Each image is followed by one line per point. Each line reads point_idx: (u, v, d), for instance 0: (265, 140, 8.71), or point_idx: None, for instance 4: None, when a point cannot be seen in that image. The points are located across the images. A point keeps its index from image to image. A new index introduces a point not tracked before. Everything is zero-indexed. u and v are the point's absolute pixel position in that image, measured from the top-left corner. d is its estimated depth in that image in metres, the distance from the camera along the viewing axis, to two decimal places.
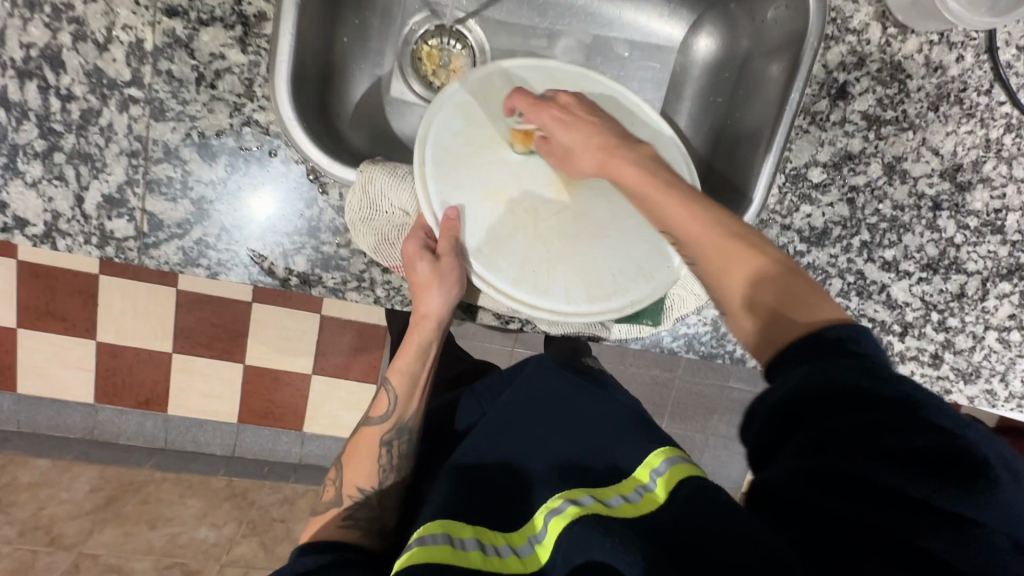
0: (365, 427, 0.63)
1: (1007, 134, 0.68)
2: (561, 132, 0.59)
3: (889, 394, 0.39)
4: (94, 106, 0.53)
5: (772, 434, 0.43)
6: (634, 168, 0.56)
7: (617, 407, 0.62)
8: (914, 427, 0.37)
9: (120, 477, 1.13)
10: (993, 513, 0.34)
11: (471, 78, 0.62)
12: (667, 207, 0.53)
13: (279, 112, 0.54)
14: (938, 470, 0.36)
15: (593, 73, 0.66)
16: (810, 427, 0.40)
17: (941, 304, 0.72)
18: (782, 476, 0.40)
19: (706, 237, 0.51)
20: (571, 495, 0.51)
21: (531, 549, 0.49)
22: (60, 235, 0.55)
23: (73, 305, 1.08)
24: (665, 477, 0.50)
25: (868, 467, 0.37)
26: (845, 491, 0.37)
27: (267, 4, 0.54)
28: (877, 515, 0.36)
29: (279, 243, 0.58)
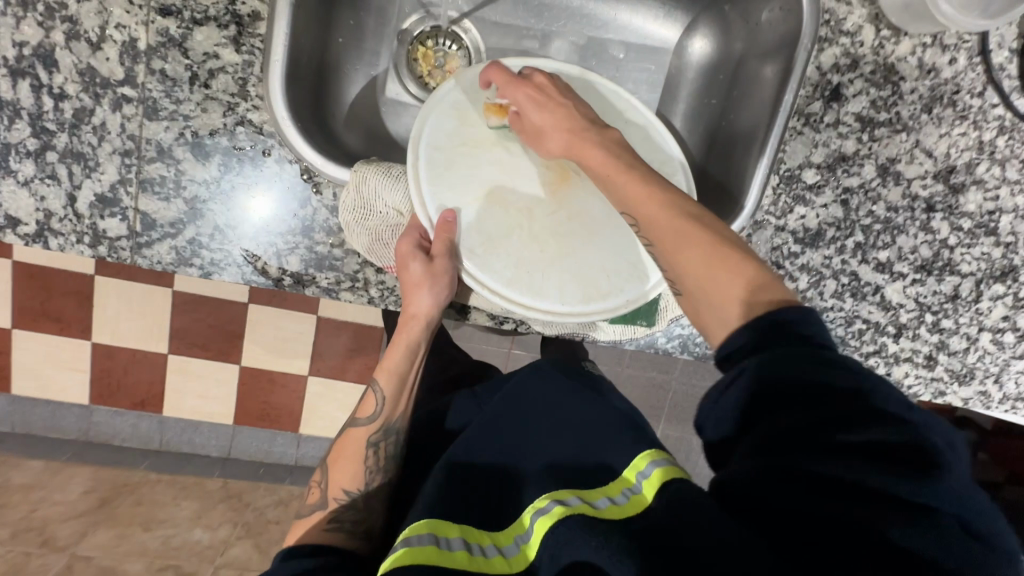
0: (352, 428, 0.62)
1: (1001, 136, 0.69)
2: (533, 109, 0.59)
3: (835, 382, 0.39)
4: (87, 105, 0.52)
5: (729, 433, 0.43)
6: (600, 151, 0.56)
7: (607, 411, 0.62)
8: (863, 418, 0.38)
9: (115, 479, 1.12)
10: (936, 494, 0.35)
11: (466, 77, 0.62)
12: (633, 191, 0.52)
13: (273, 111, 0.54)
14: (884, 457, 0.36)
15: (588, 74, 0.66)
16: (760, 425, 0.40)
17: (935, 306, 0.72)
18: (744, 477, 0.39)
19: (667, 224, 0.49)
20: (557, 495, 0.51)
21: (517, 549, 0.50)
22: (52, 234, 0.55)
23: (68, 306, 1.08)
24: (649, 480, 0.50)
25: (819, 458, 0.37)
26: (806, 487, 0.36)
27: (261, 3, 0.54)
28: (832, 507, 0.35)
29: (272, 242, 0.58)
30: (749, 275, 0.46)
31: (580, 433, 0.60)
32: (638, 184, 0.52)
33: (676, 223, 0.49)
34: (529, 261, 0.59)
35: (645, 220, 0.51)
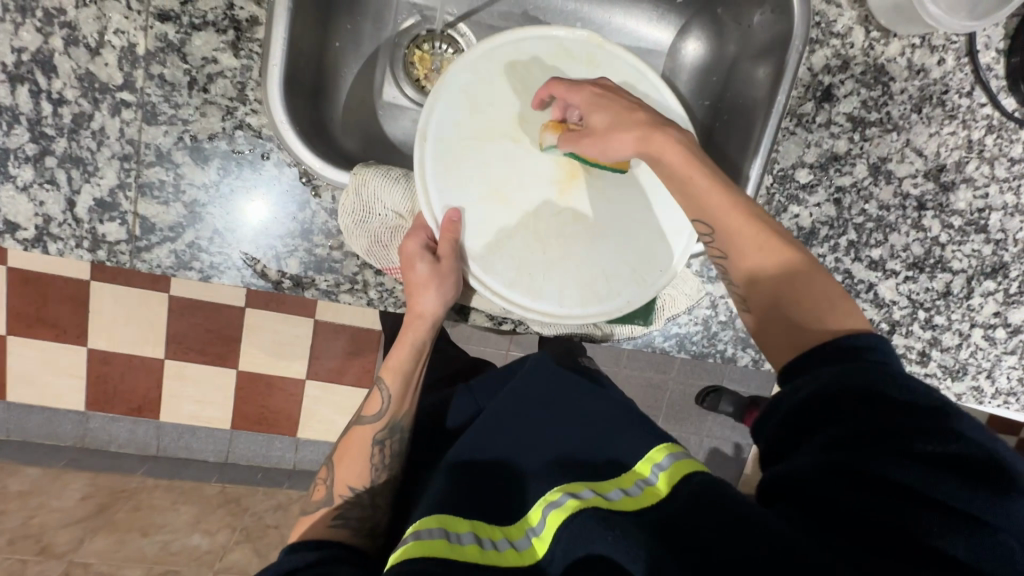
0: (357, 425, 0.63)
1: (989, 135, 0.70)
2: (604, 118, 0.56)
3: (903, 397, 0.43)
4: (85, 110, 0.53)
5: (791, 431, 0.46)
6: (678, 150, 0.52)
7: (617, 406, 0.63)
8: (929, 435, 0.41)
9: (112, 485, 1.11)
10: (1011, 516, 0.37)
11: (478, 58, 0.61)
12: (710, 198, 0.52)
13: (271, 114, 0.55)
14: (953, 472, 0.39)
15: (606, 44, 0.64)
16: (827, 427, 0.43)
17: (928, 303, 0.74)
18: (809, 468, 0.42)
19: (772, 249, 0.51)
20: (571, 489, 0.52)
21: (529, 542, 0.50)
22: (51, 238, 0.55)
23: (65, 311, 1.08)
24: (666, 471, 0.51)
25: (893, 463, 0.40)
26: (871, 488, 0.39)
27: (259, 8, 0.55)
28: (890, 510, 0.38)
29: (271, 245, 0.58)
30: (827, 299, 0.50)
31: (585, 428, 0.60)
32: (722, 195, 0.52)
33: (763, 233, 0.51)
34: (534, 260, 0.60)
35: (732, 231, 0.52)
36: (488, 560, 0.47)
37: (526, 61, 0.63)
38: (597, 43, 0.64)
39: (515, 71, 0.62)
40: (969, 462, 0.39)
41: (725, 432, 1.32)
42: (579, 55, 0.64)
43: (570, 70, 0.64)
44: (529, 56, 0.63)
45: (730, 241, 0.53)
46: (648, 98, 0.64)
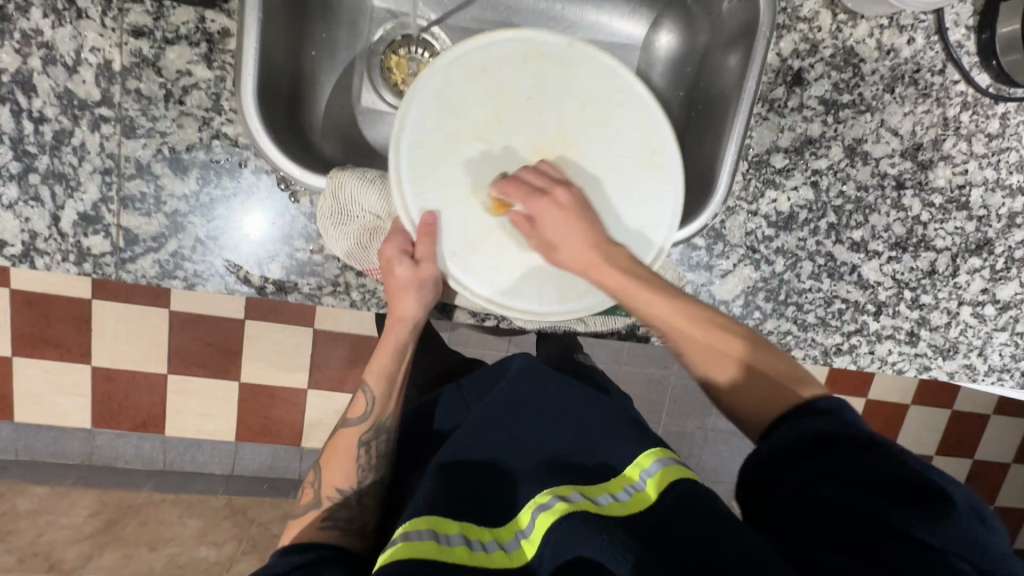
0: (342, 428, 0.62)
1: (964, 112, 0.70)
2: (556, 219, 0.56)
3: (865, 439, 0.47)
4: (66, 126, 0.54)
5: (767, 470, 0.50)
6: (618, 275, 0.56)
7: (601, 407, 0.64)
8: (886, 465, 0.44)
9: (120, 500, 1.14)
10: (954, 538, 0.39)
11: (448, 60, 0.59)
12: (656, 310, 0.55)
13: (247, 123, 0.56)
14: (906, 499, 0.42)
15: (581, 45, 0.61)
16: (798, 464, 0.47)
17: (913, 282, 0.74)
18: (781, 504, 0.47)
19: (722, 339, 0.56)
20: (560, 491, 0.53)
21: (518, 544, 0.51)
22: (38, 253, 0.56)
23: (67, 331, 1.09)
24: (654, 478, 0.53)
25: (850, 494, 0.43)
26: (830, 516, 0.43)
27: (230, 20, 0.56)
28: (849, 533, 0.42)
29: (254, 253, 0.59)
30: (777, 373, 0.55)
31: (570, 429, 0.62)
32: (659, 299, 0.55)
33: (703, 330, 0.56)
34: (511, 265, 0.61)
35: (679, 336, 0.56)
36: (476, 561, 0.48)
37: (498, 61, 0.60)
38: (571, 42, 0.61)
39: (486, 73, 0.60)
40: (915, 485, 0.43)
41: (728, 425, 1.31)
42: (551, 54, 0.61)
43: (543, 75, 0.61)
44: (502, 56, 0.60)
45: (674, 335, 0.56)
46: (624, 96, 0.62)
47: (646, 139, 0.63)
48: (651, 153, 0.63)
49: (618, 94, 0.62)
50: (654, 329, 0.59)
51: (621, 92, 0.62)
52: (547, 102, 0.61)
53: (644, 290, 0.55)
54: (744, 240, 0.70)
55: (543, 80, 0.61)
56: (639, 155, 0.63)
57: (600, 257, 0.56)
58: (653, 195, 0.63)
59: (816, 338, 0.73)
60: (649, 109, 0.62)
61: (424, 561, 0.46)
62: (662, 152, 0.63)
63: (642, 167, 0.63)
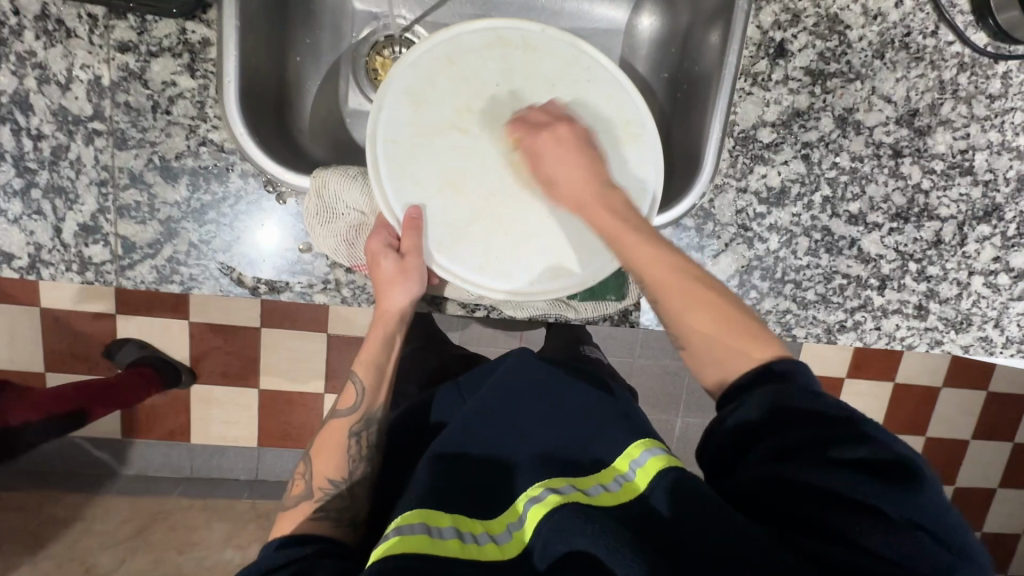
0: (332, 420, 0.63)
1: (962, 73, 0.67)
2: (557, 151, 0.58)
3: (831, 412, 0.46)
4: (63, 142, 0.57)
5: (741, 441, 0.48)
6: (609, 215, 0.57)
7: (593, 398, 0.64)
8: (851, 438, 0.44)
9: (150, 507, 1.14)
10: (920, 511, 0.41)
11: (415, 58, 0.60)
12: (642, 252, 0.55)
13: (231, 129, 0.58)
14: (871, 470, 0.43)
15: (548, 29, 0.62)
16: (769, 438, 0.46)
17: (918, 254, 0.71)
18: (750, 479, 0.46)
19: (697, 292, 0.54)
20: (551, 484, 0.52)
21: (509, 536, 0.51)
22: (43, 265, 0.59)
23: (95, 346, 1.11)
24: (642, 468, 0.52)
25: (820, 468, 0.43)
26: (797, 492, 0.43)
27: (210, 30, 0.58)
28: (816, 511, 0.42)
29: (243, 253, 0.61)
30: (743, 330, 0.53)
31: (562, 424, 0.61)
32: (646, 244, 0.55)
33: (679, 278, 0.54)
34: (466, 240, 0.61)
35: (662, 287, 0.55)
36: (469, 554, 0.48)
37: (465, 53, 0.61)
38: (537, 27, 0.62)
39: (454, 64, 0.61)
40: (881, 461, 0.43)
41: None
42: (515, 40, 0.62)
43: (508, 60, 0.62)
44: (468, 47, 0.61)
45: (653, 289, 0.55)
46: (594, 75, 0.63)
47: (620, 111, 0.63)
48: (627, 127, 0.63)
49: (585, 71, 0.63)
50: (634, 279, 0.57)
51: (590, 69, 0.63)
52: (515, 87, 0.62)
53: (635, 232, 0.56)
54: (734, 218, 0.68)
55: (511, 67, 0.62)
56: (616, 126, 0.63)
57: (592, 197, 0.58)
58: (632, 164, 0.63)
59: (818, 315, 0.72)
60: (619, 87, 0.63)
61: (417, 555, 0.45)
62: (637, 122, 0.63)
63: (621, 142, 0.63)
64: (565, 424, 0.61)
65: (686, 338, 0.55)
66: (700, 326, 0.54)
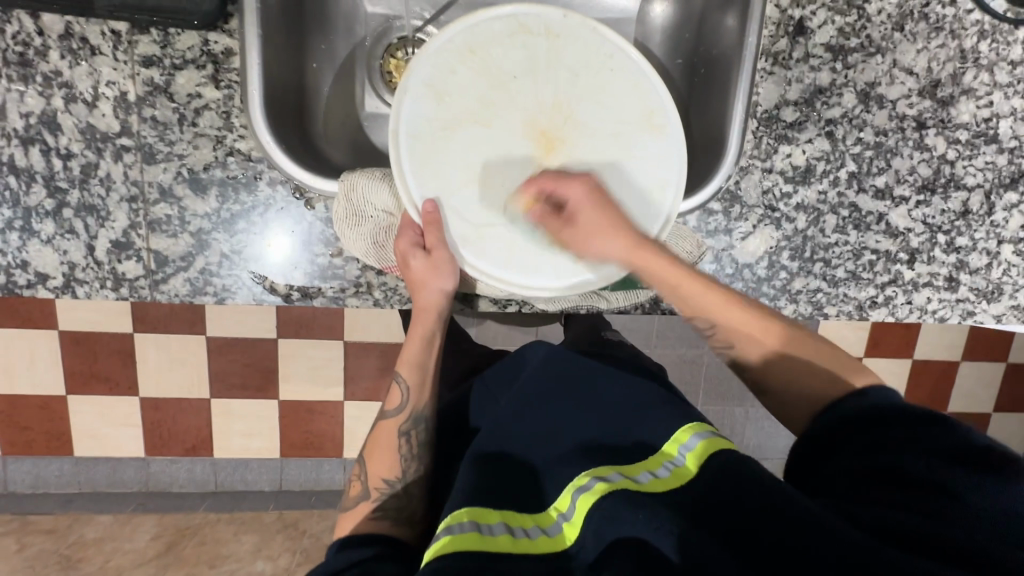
0: (383, 421, 0.63)
1: (983, 41, 0.67)
2: (591, 215, 0.58)
3: (921, 415, 0.48)
4: (92, 159, 0.57)
5: (821, 450, 0.51)
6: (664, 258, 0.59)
7: (638, 390, 0.63)
8: (935, 436, 0.47)
9: (176, 522, 1.14)
10: (1017, 499, 0.41)
11: (435, 50, 0.59)
12: (685, 282, 0.59)
13: (258, 137, 0.58)
14: (957, 461, 0.44)
15: (570, 14, 0.61)
16: (854, 440, 0.50)
17: (946, 225, 0.71)
18: (833, 472, 0.48)
19: (743, 320, 0.60)
20: (597, 473, 0.52)
21: (560, 527, 0.50)
22: (78, 283, 0.59)
23: (117, 364, 1.11)
24: (692, 452, 0.52)
25: (905, 458, 0.45)
26: (883, 475, 0.45)
27: (232, 39, 0.58)
28: (902, 491, 0.43)
29: (276, 261, 0.61)
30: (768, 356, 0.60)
31: (602, 411, 0.61)
32: (670, 265, 0.59)
33: (717, 294, 0.60)
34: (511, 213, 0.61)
35: (705, 305, 0.60)
36: (522, 549, 0.47)
37: (486, 43, 0.60)
38: (559, 13, 0.61)
39: (475, 55, 0.60)
40: (973, 454, 0.44)
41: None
42: (538, 29, 0.61)
43: (529, 50, 0.61)
44: (489, 36, 0.60)
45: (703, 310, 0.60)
46: (615, 60, 0.62)
47: (644, 99, 0.62)
48: (649, 114, 0.63)
49: (610, 59, 0.62)
50: (672, 299, 0.62)
51: (612, 55, 0.62)
52: (538, 77, 0.61)
53: (678, 267, 0.59)
54: (761, 199, 0.68)
55: (533, 56, 0.61)
56: (638, 117, 0.63)
57: (646, 244, 0.59)
58: (655, 156, 0.63)
59: (849, 293, 0.71)
60: (642, 73, 0.62)
61: (471, 552, 0.45)
62: (660, 112, 0.63)
63: (644, 130, 0.63)
64: (606, 414, 0.61)
65: (727, 336, 0.61)
66: (745, 339, 0.60)
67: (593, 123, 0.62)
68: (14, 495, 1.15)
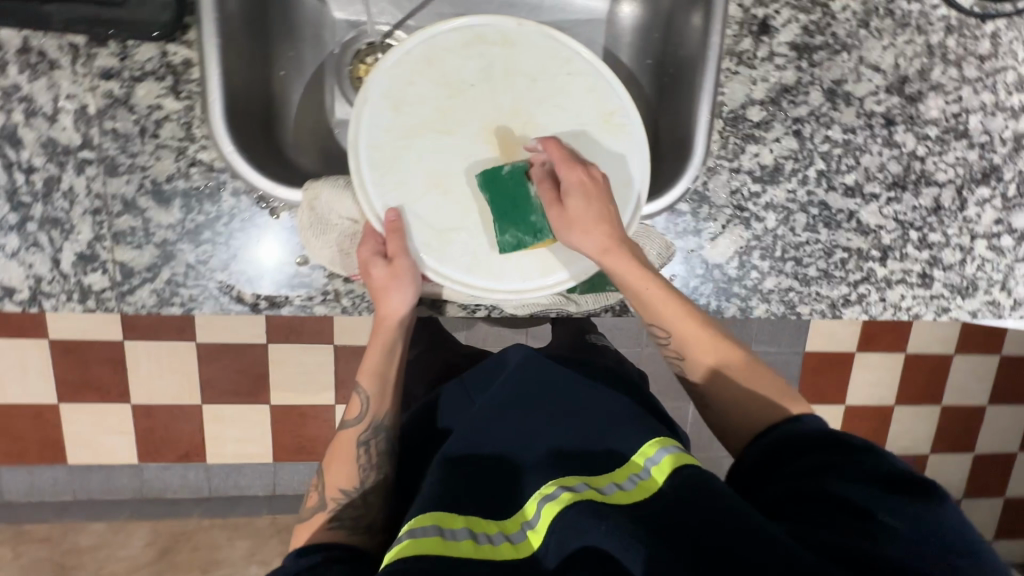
0: (341, 431, 0.63)
1: (950, 37, 0.67)
2: (581, 204, 0.58)
3: (854, 444, 0.51)
4: (54, 173, 0.57)
5: (763, 470, 0.54)
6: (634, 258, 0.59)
7: (609, 396, 0.62)
8: (868, 463, 0.49)
9: (172, 528, 1.15)
10: (938, 524, 0.44)
11: (392, 61, 0.60)
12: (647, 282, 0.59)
13: (220, 148, 0.58)
14: (887, 487, 0.47)
15: (524, 22, 0.61)
16: (795, 462, 0.52)
17: (918, 221, 0.71)
18: (778, 493, 0.50)
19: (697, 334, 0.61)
20: (565, 482, 0.52)
21: (524, 535, 0.50)
22: (45, 296, 0.59)
23: (108, 372, 1.11)
24: (658, 466, 0.52)
25: (841, 481, 0.48)
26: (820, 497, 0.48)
27: (191, 51, 0.58)
28: (837, 511, 0.46)
29: (242, 270, 0.61)
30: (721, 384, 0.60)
31: (569, 415, 0.60)
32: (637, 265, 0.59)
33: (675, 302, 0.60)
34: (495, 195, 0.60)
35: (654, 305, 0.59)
36: (483, 555, 0.47)
37: (443, 52, 0.61)
38: (514, 21, 0.62)
39: (432, 64, 0.61)
40: (900, 481, 0.47)
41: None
42: (493, 36, 0.62)
43: (486, 57, 0.62)
44: (445, 45, 0.61)
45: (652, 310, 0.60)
46: (573, 64, 0.63)
47: (604, 102, 0.63)
48: (610, 116, 0.63)
49: (567, 64, 0.63)
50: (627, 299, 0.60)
51: (570, 60, 0.63)
52: (497, 84, 0.62)
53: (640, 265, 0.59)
54: (729, 200, 0.68)
55: (490, 63, 0.62)
56: (599, 120, 0.63)
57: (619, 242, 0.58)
58: (618, 157, 0.63)
59: (821, 291, 0.71)
60: (601, 77, 0.63)
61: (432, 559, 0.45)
62: (620, 113, 0.63)
63: (605, 132, 0.63)
64: (573, 420, 0.60)
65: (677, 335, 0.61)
66: (695, 344, 0.61)
67: (555, 127, 0.62)
68: (6, 505, 1.16)
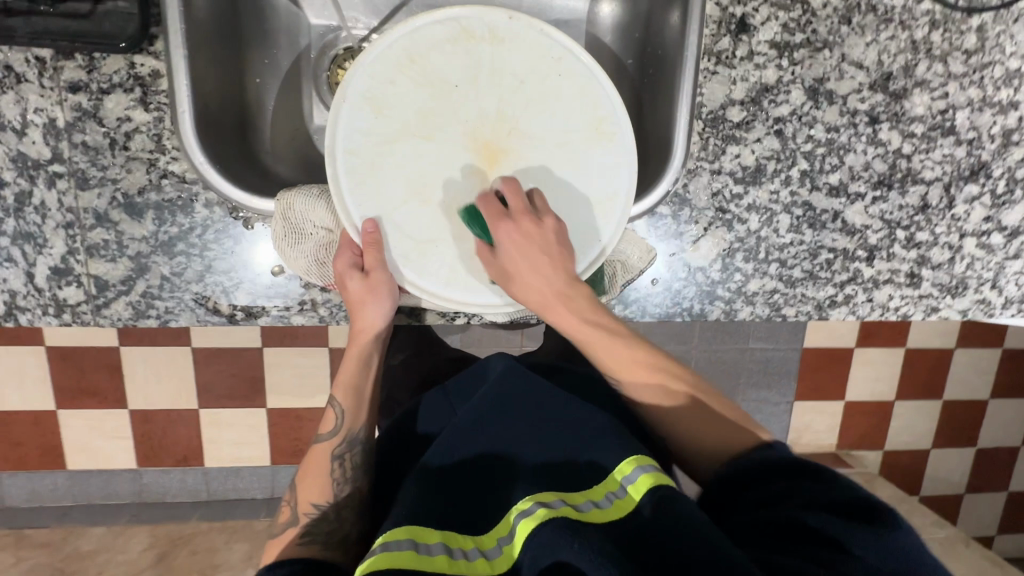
0: (315, 444, 0.63)
1: (934, 32, 0.65)
2: (521, 259, 0.57)
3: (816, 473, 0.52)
4: (25, 187, 0.57)
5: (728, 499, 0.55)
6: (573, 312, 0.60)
7: (589, 413, 0.61)
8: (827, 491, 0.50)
9: (169, 533, 1.14)
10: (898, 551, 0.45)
11: (374, 59, 0.58)
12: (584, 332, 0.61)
13: (191, 159, 0.58)
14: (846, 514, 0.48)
15: (515, 17, 0.59)
16: (757, 490, 0.53)
17: (905, 220, 0.70)
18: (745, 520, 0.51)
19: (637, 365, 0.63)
20: (541, 498, 0.51)
21: (499, 551, 0.49)
22: (21, 311, 0.59)
23: (104, 378, 1.11)
24: (634, 486, 0.51)
25: (803, 509, 0.49)
26: (784, 523, 0.48)
27: (158, 61, 0.57)
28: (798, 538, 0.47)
29: (218, 281, 0.61)
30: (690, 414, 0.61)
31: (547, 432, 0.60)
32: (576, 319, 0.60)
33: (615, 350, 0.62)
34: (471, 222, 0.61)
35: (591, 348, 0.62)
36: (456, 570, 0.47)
37: (428, 50, 0.59)
38: (504, 16, 0.59)
39: (416, 63, 0.59)
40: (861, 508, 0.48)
41: (762, 393, 1.21)
42: (481, 33, 0.59)
43: (472, 56, 0.60)
44: (431, 42, 0.59)
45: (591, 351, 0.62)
46: (563, 63, 0.61)
47: (594, 105, 0.61)
48: (598, 120, 0.61)
49: (558, 63, 0.61)
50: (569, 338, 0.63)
51: (560, 58, 0.61)
52: (483, 86, 0.60)
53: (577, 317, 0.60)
54: (711, 202, 0.67)
55: (476, 63, 0.60)
56: (587, 125, 0.62)
57: (562, 297, 0.59)
58: (604, 163, 0.62)
59: (806, 293, 0.70)
60: (591, 77, 0.61)
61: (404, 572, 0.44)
62: (609, 118, 0.61)
63: (592, 136, 0.62)
64: (552, 435, 0.59)
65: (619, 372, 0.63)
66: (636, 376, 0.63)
67: (540, 132, 0.61)
68: (6, 512, 1.17)
